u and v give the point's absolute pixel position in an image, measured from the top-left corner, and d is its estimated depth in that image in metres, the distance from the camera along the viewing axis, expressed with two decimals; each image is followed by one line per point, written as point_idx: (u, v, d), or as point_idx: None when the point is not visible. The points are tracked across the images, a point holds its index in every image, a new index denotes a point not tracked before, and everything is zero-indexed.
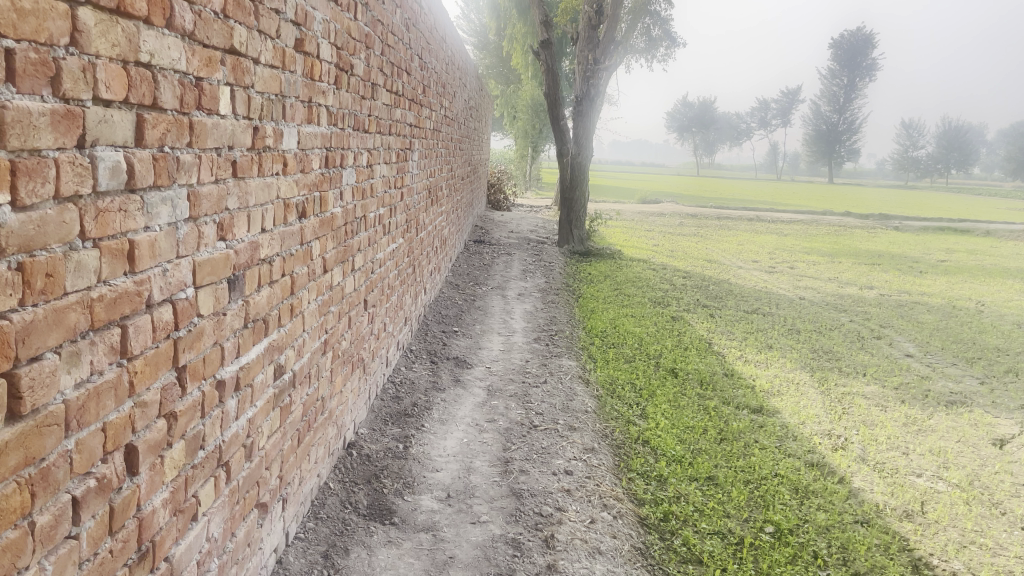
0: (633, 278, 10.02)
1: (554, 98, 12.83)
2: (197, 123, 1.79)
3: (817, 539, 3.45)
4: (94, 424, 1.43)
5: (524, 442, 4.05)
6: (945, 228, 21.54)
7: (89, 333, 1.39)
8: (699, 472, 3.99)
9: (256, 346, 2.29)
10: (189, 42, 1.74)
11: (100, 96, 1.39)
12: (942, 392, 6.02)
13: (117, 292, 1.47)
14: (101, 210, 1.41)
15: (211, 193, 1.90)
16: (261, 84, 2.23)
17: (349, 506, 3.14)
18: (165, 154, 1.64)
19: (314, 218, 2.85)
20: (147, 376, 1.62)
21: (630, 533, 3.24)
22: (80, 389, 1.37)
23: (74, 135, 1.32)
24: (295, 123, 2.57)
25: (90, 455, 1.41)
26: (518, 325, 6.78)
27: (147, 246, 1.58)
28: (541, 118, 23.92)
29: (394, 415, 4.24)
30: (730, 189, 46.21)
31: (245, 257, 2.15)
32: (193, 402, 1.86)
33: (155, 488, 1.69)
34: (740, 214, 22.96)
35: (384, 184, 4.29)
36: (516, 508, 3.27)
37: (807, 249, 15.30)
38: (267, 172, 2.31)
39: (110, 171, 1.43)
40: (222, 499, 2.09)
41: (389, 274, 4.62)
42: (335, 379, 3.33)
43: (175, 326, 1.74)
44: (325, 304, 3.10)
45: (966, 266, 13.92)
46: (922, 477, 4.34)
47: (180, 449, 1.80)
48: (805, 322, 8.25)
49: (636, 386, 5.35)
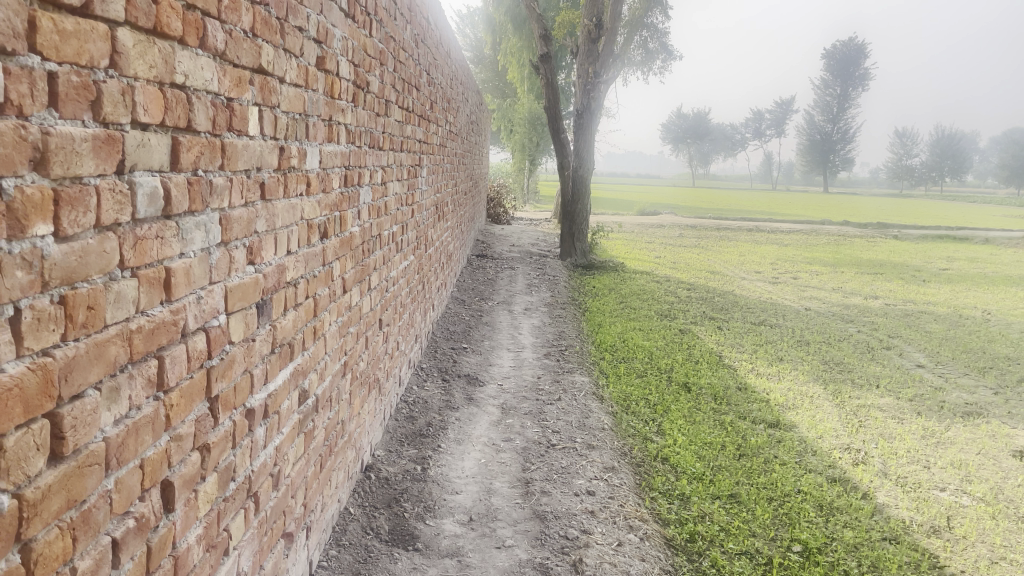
0: (638, 291, 9.98)
1: (554, 112, 12.83)
2: (229, 145, 1.74)
3: (847, 558, 3.38)
4: (132, 461, 1.36)
5: (543, 461, 3.98)
6: (944, 236, 21.58)
7: (127, 367, 1.33)
8: (722, 490, 3.92)
9: (282, 372, 2.23)
10: (221, 62, 1.69)
11: (138, 119, 1.34)
12: (957, 403, 5.97)
13: (154, 322, 1.41)
14: (139, 238, 1.35)
15: (241, 216, 1.84)
16: (287, 104, 2.18)
17: (371, 531, 3.07)
18: (199, 177, 1.59)
19: (335, 238, 2.79)
20: (182, 409, 1.56)
21: (658, 555, 3.18)
22: (119, 426, 1.31)
23: (114, 160, 1.26)
24: (317, 143, 2.53)
25: (128, 494, 1.35)
26: (527, 341, 6.72)
27: (183, 273, 1.53)
28: (539, 132, 23.96)
29: (409, 435, 4.18)
30: (727, 199, 46.31)
31: (272, 281, 2.09)
32: (225, 433, 1.80)
33: (190, 524, 1.63)
34: (739, 225, 22.96)
35: (396, 202, 4.24)
36: (541, 532, 3.20)
37: (809, 259, 15.28)
38: (293, 192, 2.26)
39: (148, 197, 1.38)
40: (252, 531, 2.03)
41: (401, 292, 4.56)
42: (353, 401, 3.27)
43: (208, 355, 1.68)
44: (345, 325, 3.04)
45: (969, 274, 13.90)
46: (946, 492, 4.28)
47: (213, 483, 1.74)
48: (813, 333, 8.20)
49: (650, 401, 5.29)
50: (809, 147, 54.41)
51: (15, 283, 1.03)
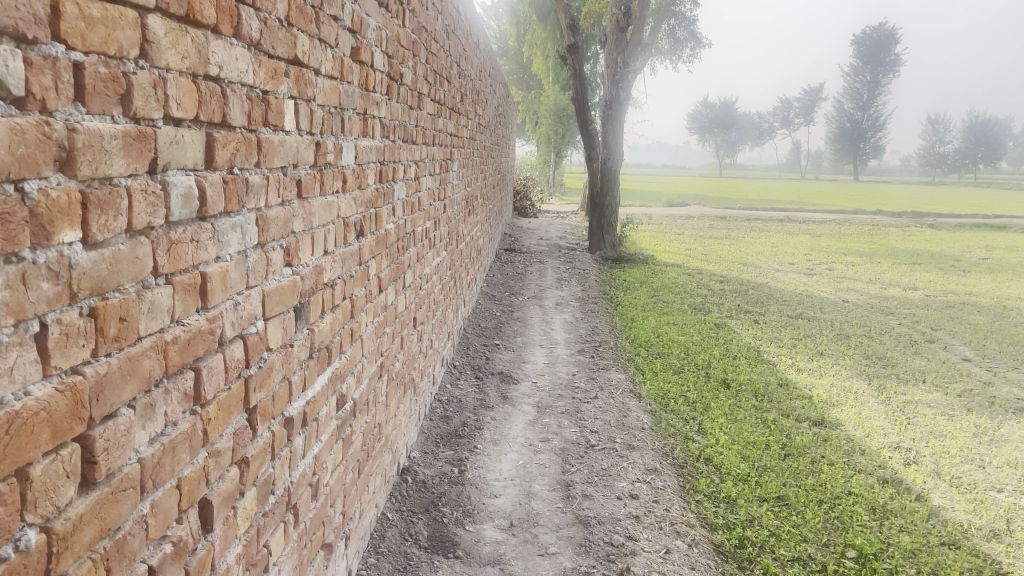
0: (670, 284, 9.80)
1: (582, 103, 12.65)
2: (265, 141, 1.64)
3: (906, 565, 3.23)
4: (168, 482, 1.27)
5: (583, 463, 3.87)
6: (981, 225, 21.12)
7: (162, 381, 1.24)
8: (769, 492, 3.78)
9: (320, 377, 2.14)
10: (256, 53, 1.59)
11: (171, 113, 1.24)
12: (1008, 398, 5.75)
13: (190, 332, 1.31)
14: (173, 242, 1.26)
15: (278, 216, 1.75)
16: (323, 96, 2.08)
17: (410, 538, 2.98)
18: (234, 176, 1.49)
19: (371, 236, 2.70)
20: (220, 423, 1.46)
21: (707, 563, 3.06)
22: (155, 444, 1.22)
23: (145, 160, 1.17)
24: (353, 137, 2.42)
25: (165, 517, 1.26)
26: (560, 337, 6.60)
27: (219, 278, 1.43)
28: (564, 124, 23.75)
29: (445, 436, 4.08)
30: (756, 189, 45.80)
31: (310, 283, 1.99)
32: (264, 444, 1.71)
33: (229, 543, 1.53)
34: (770, 216, 22.59)
35: (429, 197, 4.15)
36: (585, 538, 3.10)
37: (844, 250, 14.97)
38: (329, 189, 2.16)
39: (183, 198, 1.28)
40: (291, 545, 1.94)
41: (435, 289, 4.47)
42: (390, 403, 3.18)
43: (246, 364, 1.59)
44: (381, 325, 2.94)
45: (1011, 264, 13.51)
46: (1004, 493, 4.10)
47: (253, 497, 1.65)
48: (853, 326, 7.99)
49: (689, 399, 5.14)
50: (838, 134, 53.63)
51: (41, 296, 0.93)
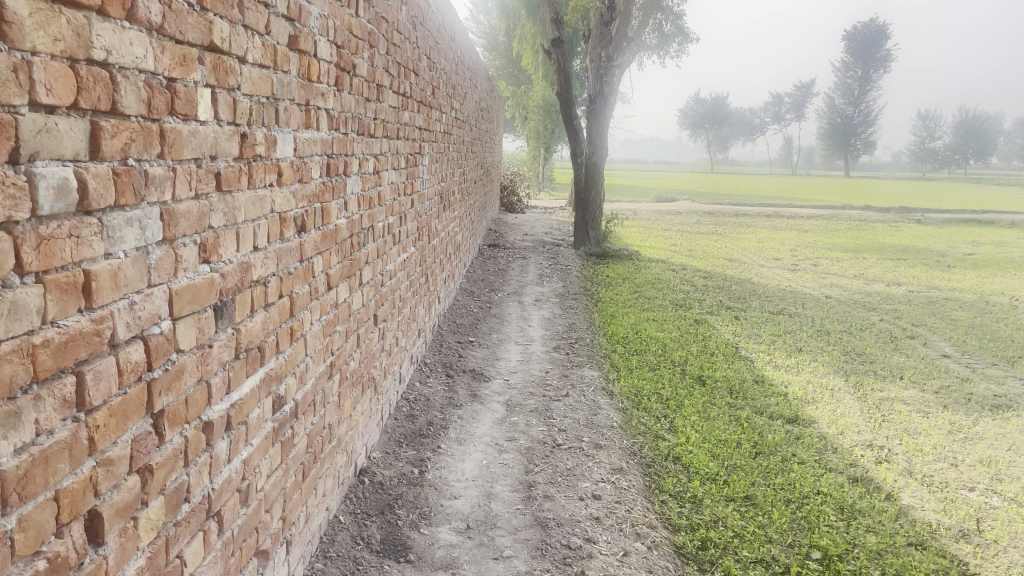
0: (652, 280, 9.73)
1: (566, 98, 12.55)
2: (171, 131, 1.55)
3: (871, 567, 3.16)
4: (42, 495, 1.19)
5: (548, 463, 3.80)
6: (968, 220, 21.16)
7: (31, 387, 1.16)
8: (736, 492, 3.72)
9: (250, 379, 2.06)
10: (158, 37, 1.50)
11: (39, 101, 1.15)
12: (986, 395, 5.70)
13: (68, 334, 1.23)
14: (44, 238, 1.17)
15: (190, 210, 1.66)
16: (249, 86, 1.99)
17: (361, 542, 2.90)
18: (128, 168, 1.40)
19: (315, 232, 2.61)
20: (113, 429, 1.38)
21: (667, 565, 2.99)
22: (21, 455, 1.14)
23: (3, 149, 1.08)
24: (291, 128, 2.33)
25: (37, 532, 1.18)
26: (536, 333, 6.53)
27: (109, 276, 1.34)
28: (553, 119, 23.67)
29: (408, 436, 4.00)
30: (748, 185, 45.83)
31: (234, 281, 1.91)
32: (174, 451, 1.63)
33: (127, 557, 1.45)
34: (758, 211, 22.55)
35: (392, 192, 4.06)
36: (542, 540, 3.02)
37: (830, 245, 14.94)
38: (259, 182, 2.07)
39: (56, 191, 1.19)
40: (214, 554, 1.86)
41: (400, 286, 4.39)
42: (343, 404, 3.10)
43: (149, 367, 1.50)
44: (330, 323, 2.86)
45: (995, 259, 13.51)
46: (975, 491, 4.05)
47: (160, 507, 1.57)
48: (834, 322, 7.94)
49: (662, 396, 5.08)
50: (828, 129, 53.71)
51: None
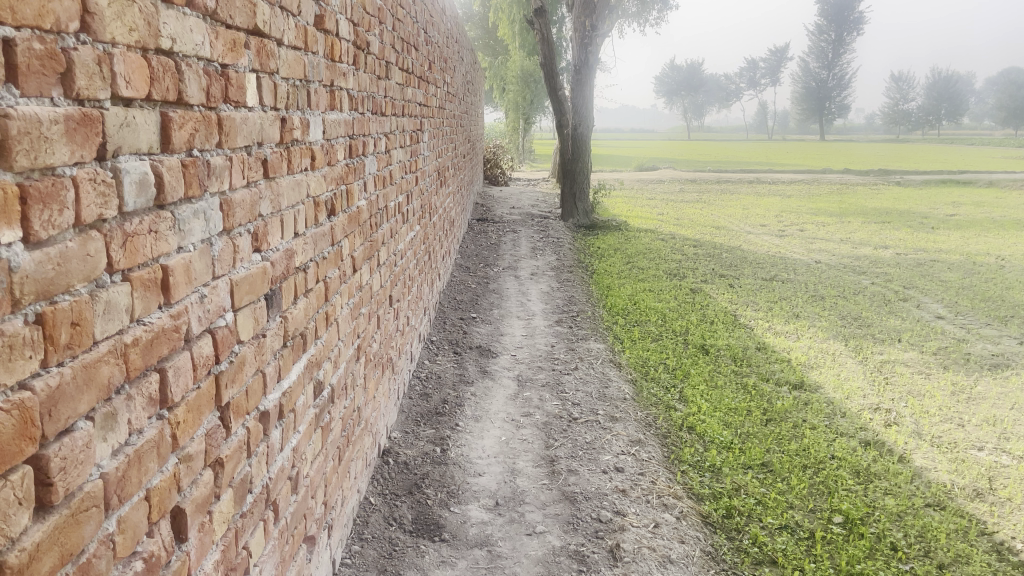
0: (644, 250, 9.76)
1: (551, 68, 12.41)
2: (227, 119, 1.52)
3: (893, 529, 3.23)
4: (136, 494, 1.18)
5: (567, 437, 3.83)
6: (948, 180, 21.41)
7: (124, 387, 1.14)
8: (753, 460, 3.76)
9: (296, 365, 2.04)
10: (212, 23, 1.45)
11: (119, 93, 1.12)
12: (983, 355, 5.82)
13: (153, 332, 1.21)
14: (129, 235, 1.15)
15: (244, 199, 1.63)
16: (287, 68, 1.95)
17: (394, 522, 2.92)
18: (194, 159, 1.38)
19: (342, 215, 2.58)
20: (190, 425, 1.36)
21: (697, 535, 3.05)
22: (118, 457, 1.12)
23: (92, 146, 1.05)
24: (320, 111, 2.29)
25: (134, 533, 1.16)
26: (537, 307, 6.54)
27: (183, 271, 1.32)
28: (532, 90, 23.47)
29: (425, 414, 4.01)
30: (726, 150, 46.04)
31: (281, 268, 1.89)
32: (239, 442, 1.61)
33: (205, 550, 1.44)
34: (740, 177, 22.60)
35: (401, 170, 4.02)
36: (572, 515, 3.06)
37: (815, 210, 15.06)
38: (297, 168, 2.04)
39: (137, 186, 1.17)
40: (272, 543, 1.86)
41: (410, 265, 4.37)
42: (368, 385, 3.08)
43: (216, 360, 1.48)
44: (356, 306, 2.84)
45: (977, 219, 13.69)
46: (984, 451, 4.13)
47: (229, 500, 1.55)
48: (827, 287, 8.02)
49: (669, 366, 5.12)
50: (804, 94, 53.77)
51: None
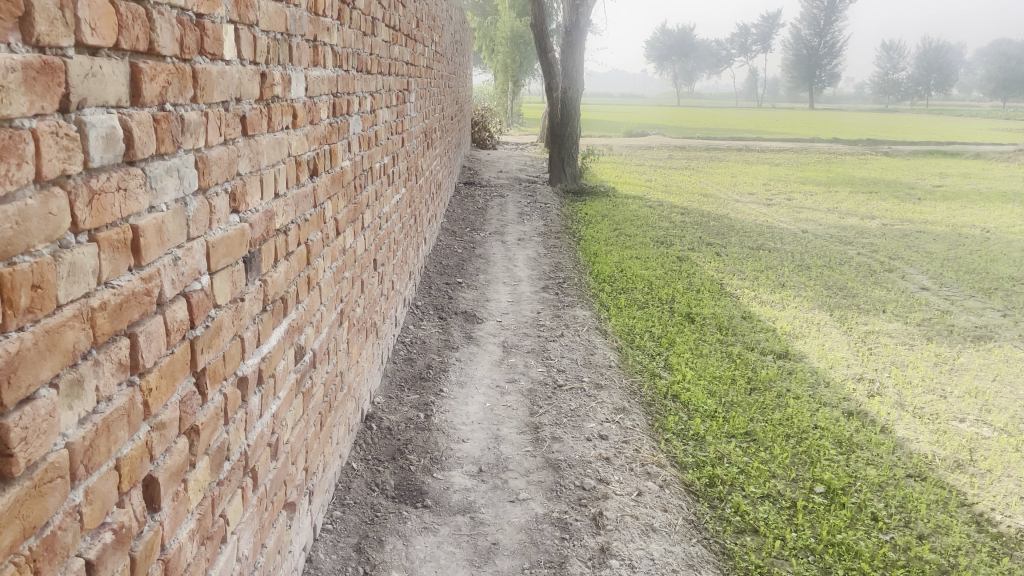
0: (631, 217, 9.71)
1: (541, 30, 12.20)
2: (202, 72, 1.45)
3: (874, 499, 3.24)
4: (105, 464, 1.13)
5: (551, 404, 3.81)
6: (936, 151, 21.44)
7: (91, 352, 1.09)
8: (736, 429, 3.76)
9: (276, 330, 1.99)
10: None
11: (84, 41, 1.05)
12: (966, 327, 5.84)
13: (123, 296, 1.15)
14: (96, 192, 1.09)
15: (221, 157, 1.56)
16: (267, 21, 1.86)
17: (377, 488, 2.90)
18: (166, 114, 1.31)
19: (326, 175, 2.51)
20: (163, 392, 1.31)
21: (680, 504, 3.04)
22: (85, 425, 1.07)
23: (54, 96, 0.99)
24: (302, 67, 2.21)
25: (103, 503, 1.12)
26: (523, 273, 6.49)
27: (154, 232, 1.26)
28: (522, 52, 23.16)
29: (409, 379, 3.98)
30: (715, 117, 45.91)
31: (260, 230, 1.82)
32: (215, 409, 1.56)
33: (180, 520, 1.40)
34: (729, 145, 22.49)
35: (386, 131, 3.93)
36: (556, 482, 3.05)
37: (802, 179, 15.04)
38: (277, 125, 1.97)
39: (105, 141, 1.11)
40: (251, 511, 1.82)
41: (394, 228, 4.30)
42: (351, 349, 3.04)
43: (191, 324, 1.43)
44: (339, 270, 2.78)
45: (963, 191, 13.73)
46: (966, 423, 4.16)
47: (205, 468, 1.51)
48: (813, 257, 8.02)
49: (655, 334, 5.09)
50: (794, 62, 53.40)
51: None
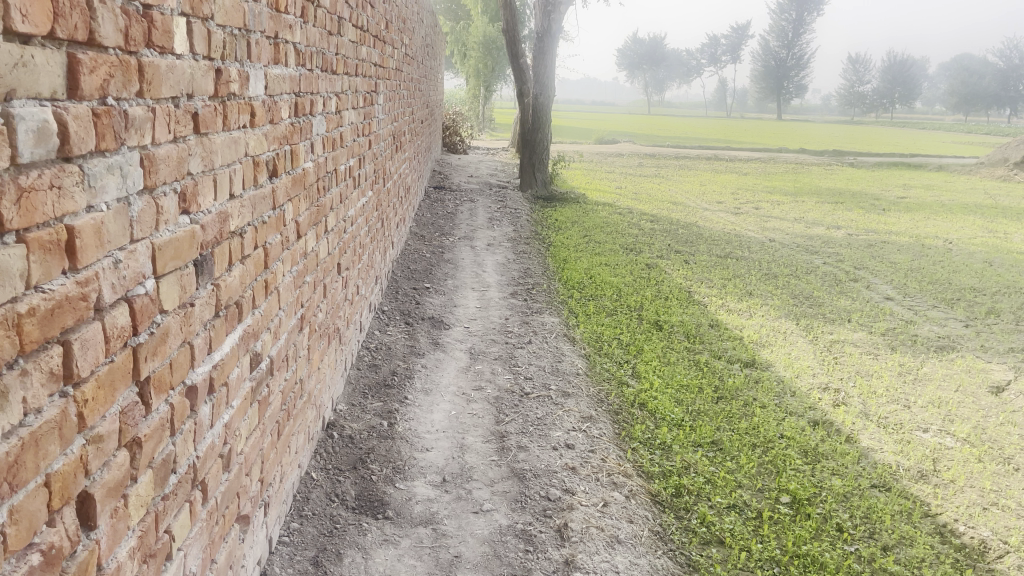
0: (601, 223, 9.71)
1: (513, 35, 12.17)
2: (149, 66, 1.38)
3: (838, 509, 3.24)
4: (34, 481, 1.06)
5: (518, 412, 3.75)
6: (899, 163, 21.78)
7: (18, 362, 1.01)
8: (703, 438, 3.74)
9: (230, 337, 1.92)
10: None
11: (14, 29, 0.98)
12: (929, 337, 5.90)
13: (54, 300, 1.08)
14: (25, 190, 1.01)
15: (169, 155, 1.49)
16: (223, 15, 1.79)
17: (336, 499, 2.82)
18: (108, 108, 1.24)
19: (286, 176, 2.44)
20: (101, 402, 1.24)
21: (645, 515, 3.01)
22: (10, 440, 0.99)
23: None
24: (261, 64, 2.14)
25: (30, 523, 1.04)
26: (492, 279, 6.44)
27: (92, 233, 1.19)
28: (494, 58, 23.16)
29: (373, 386, 3.90)
30: (687, 125, 46.29)
31: (213, 232, 1.75)
32: (161, 420, 1.49)
33: (119, 537, 1.33)
34: (698, 153, 22.67)
35: (352, 133, 3.86)
36: (520, 493, 3.00)
37: (770, 188, 15.19)
38: (233, 123, 1.90)
39: (35, 135, 1.03)
40: (199, 525, 1.74)
41: (360, 232, 4.22)
42: (312, 356, 2.96)
43: (134, 331, 1.35)
44: (300, 274, 2.70)
45: (927, 202, 13.97)
46: (929, 433, 4.18)
47: (148, 482, 1.44)
48: (780, 266, 8.07)
49: (623, 342, 5.07)
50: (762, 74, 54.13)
51: None
